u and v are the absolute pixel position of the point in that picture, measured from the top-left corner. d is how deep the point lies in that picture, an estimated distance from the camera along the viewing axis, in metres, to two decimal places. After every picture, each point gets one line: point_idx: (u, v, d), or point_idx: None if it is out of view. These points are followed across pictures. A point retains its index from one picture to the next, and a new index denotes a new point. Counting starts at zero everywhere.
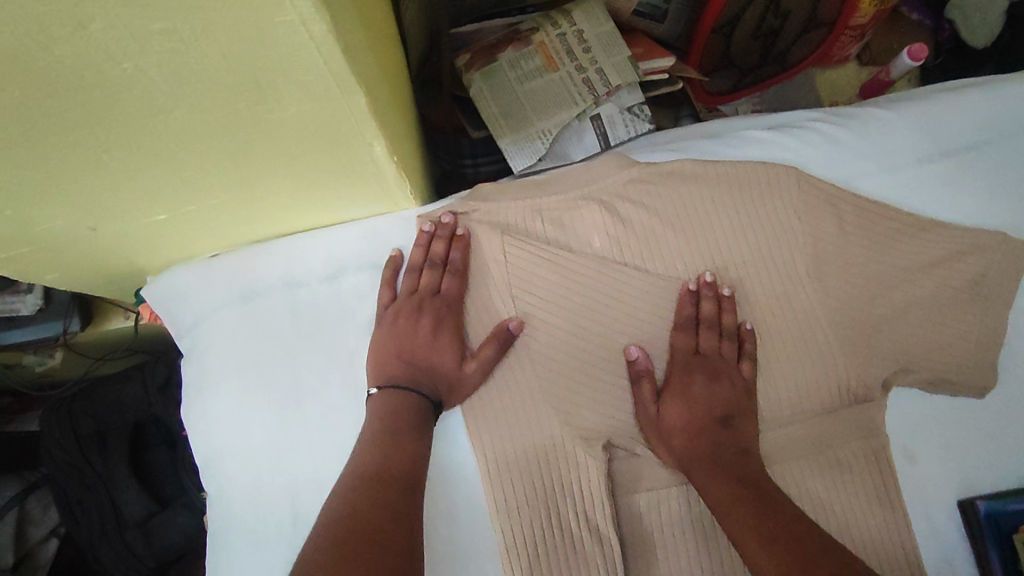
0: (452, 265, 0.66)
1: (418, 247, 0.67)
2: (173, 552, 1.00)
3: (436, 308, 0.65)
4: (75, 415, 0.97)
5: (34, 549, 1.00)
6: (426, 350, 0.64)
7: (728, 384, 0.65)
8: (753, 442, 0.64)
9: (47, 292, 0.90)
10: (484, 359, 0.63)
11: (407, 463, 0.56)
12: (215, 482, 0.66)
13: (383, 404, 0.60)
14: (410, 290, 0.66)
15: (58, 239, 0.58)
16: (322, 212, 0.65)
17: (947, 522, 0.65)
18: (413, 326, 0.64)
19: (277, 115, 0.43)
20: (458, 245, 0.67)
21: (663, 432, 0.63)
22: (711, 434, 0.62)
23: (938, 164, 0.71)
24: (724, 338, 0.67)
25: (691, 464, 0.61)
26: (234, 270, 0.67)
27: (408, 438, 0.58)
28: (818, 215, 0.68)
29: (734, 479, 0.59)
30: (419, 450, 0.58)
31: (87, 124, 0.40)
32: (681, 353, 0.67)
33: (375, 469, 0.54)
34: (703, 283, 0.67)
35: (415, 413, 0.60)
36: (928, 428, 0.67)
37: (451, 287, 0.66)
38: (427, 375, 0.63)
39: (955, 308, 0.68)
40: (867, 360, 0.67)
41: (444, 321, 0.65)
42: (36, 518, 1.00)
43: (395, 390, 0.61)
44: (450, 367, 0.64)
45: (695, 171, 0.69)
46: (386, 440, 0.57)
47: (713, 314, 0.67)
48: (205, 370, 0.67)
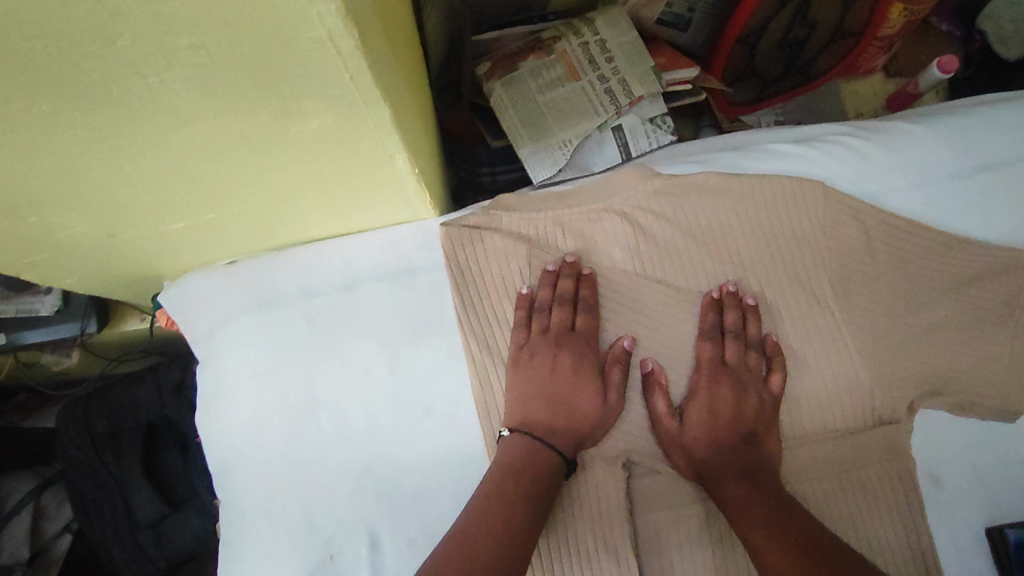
0: (583, 301, 0.66)
1: (545, 286, 0.66)
2: (184, 554, 1.01)
3: (573, 346, 0.65)
4: (91, 415, 0.97)
5: (47, 544, 1.01)
6: (568, 391, 0.64)
7: (755, 397, 0.64)
8: (775, 461, 0.63)
9: (66, 295, 0.91)
10: (615, 384, 0.64)
11: (512, 533, 0.54)
12: (229, 492, 0.66)
13: (517, 453, 0.60)
14: (542, 329, 0.66)
15: (77, 246, 0.58)
16: (343, 221, 0.65)
17: (973, 550, 0.63)
18: (549, 370, 0.64)
19: (299, 129, 0.43)
20: (587, 283, 0.66)
21: (685, 447, 0.62)
22: (733, 450, 0.62)
23: (969, 182, 0.69)
24: (750, 350, 0.66)
25: (713, 479, 0.61)
26: (253, 278, 0.67)
27: (520, 503, 0.57)
28: (844, 231, 0.67)
29: (756, 493, 0.58)
30: (530, 522, 0.56)
31: (111, 136, 0.40)
32: (707, 365, 0.65)
33: (476, 538, 0.53)
34: (726, 293, 0.66)
35: (547, 474, 0.60)
36: (956, 453, 0.65)
37: (586, 325, 0.65)
38: (569, 415, 0.63)
39: (983, 328, 0.66)
40: (895, 382, 0.65)
41: (583, 361, 0.65)
42: (50, 513, 1.01)
43: (534, 441, 0.61)
44: (594, 406, 0.64)
45: (718, 185, 0.68)
46: (495, 510, 0.55)
47: (737, 324, 0.66)
48: (221, 378, 0.67)
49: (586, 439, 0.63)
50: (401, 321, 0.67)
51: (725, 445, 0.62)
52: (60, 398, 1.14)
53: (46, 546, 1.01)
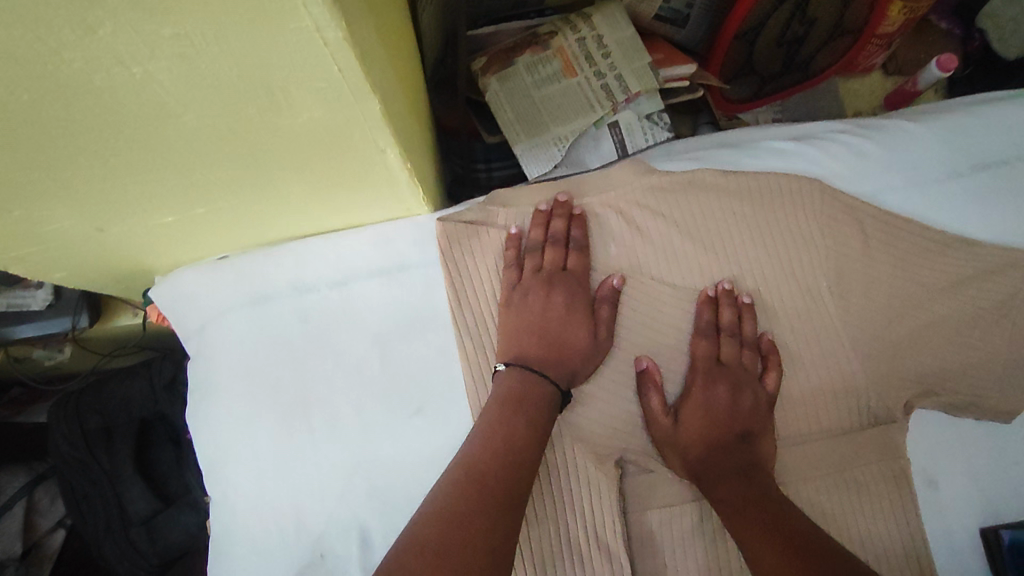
0: (575, 241, 0.66)
1: (537, 227, 0.67)
2: (176, 551, 0.99)
3: (565, 282, 0.65)
4: (83, 409, 0.97)
5: (42, 539, 1.00)
6: (558, 327, 0.64)
7: (751, 396, 0.64)
8: (770, 462, 0.62)
9: (58, 289, 0.90)
10: (606, 319, 0.64)
11: (514, 462, 0.56)
12: (219, 487, 0.65)
13: (511, 387, 0.61)
14: (534, 268, 0.65)
15: (66, 239, 0.57)
16: (336, 215, 0.64)
17: (968, 551, 0.63)
18: (541, 305, 0.64)
19: (288, 122, 0.42)
20: (579, 223, 0.66)
21: (679, 446, 0.62)
22: (727, 449, 0.62)
23: (968, 180, 0.69)
24: (746, 349, 0.65)
25: (706, 477, 0.61)
26: (244, 273, 0.66)
27: (521, 434, 0.58)
28: (841, 230, 0.67)
29: (749, 491, 0.58)
30: (532, 451, 0.58)
31: (95, 127, 0.39)
32: (702, 362, 0.65)
33: (484, 471, 0.54)
34: (722, 291, 0.66)
35: (540, 404, 0.60)
36: (951, 452, 0.65)
37: (578, 264, 0.65)
38: (560, 349, 0.63)
39: (979, 328, 0.65)
40: (891, 381, 0.65)
41: (574, 298, 0.64)
42: (44, 508, 1.01)
43: (528, 371, 0.61)
44: (585, 342, 0.63)
45: (715, 182, 0.67)
46: (501, 439, 0.57)
47: (733, 322, 0.65)
48: (212, 375, 0.66)
49: (577, 373, 0.63)
50: (394, 317, 0.66)
51: (718, 442, 0.62)
52: (51, 394, 1.13)
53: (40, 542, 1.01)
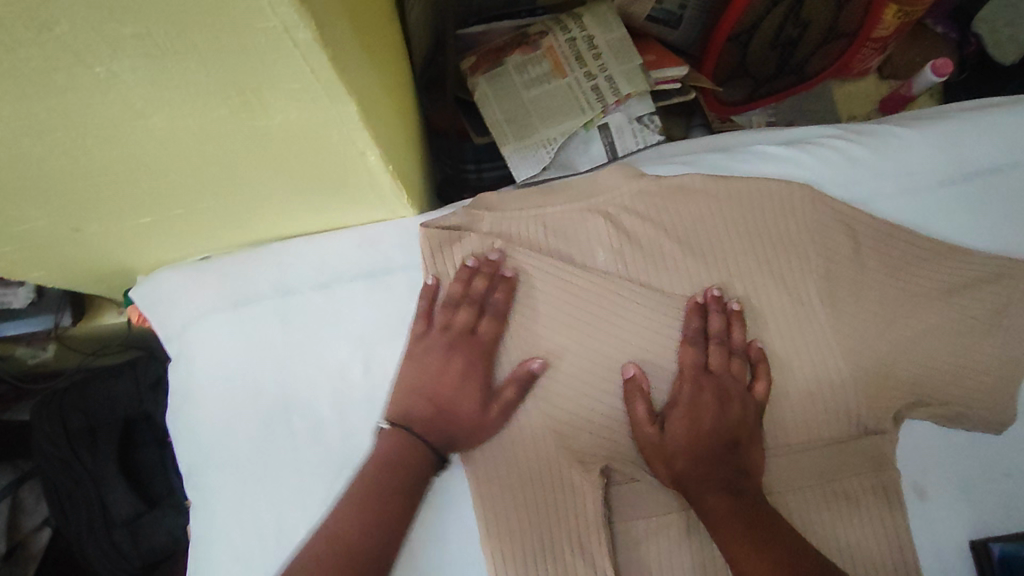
0: (492, 307, 0.63)
1: (458, 281, 0.64)
2: (159, 554, 0.98)
3: (468, 348, 0.63)
4: (66, 409, 0.96)
5: (27, 538, 0.99)
6: (449, 393, 0.61)
7: (739, 405, 0.62)
8: (757, 470, 0.61)
9: (40, 287, 0.89)
10: (504, 400, 0.62)
11: (383, 533, 0.55)
12: (198, 492, 0.64)
13: (383, 452, 0.59)
14: (443, 326, 0.63)
15: (40, 239, 0.56)
16: (318, 217, 0.63)
17: (957, 563, 0.62)
18: (437, 369, 0.62)
19: (263, 124, 0.41)
20: (503, 287, 0.64)
21: (665, 455, 0.61)
22: (715, 458, 0.60)
23: (961, 187, 0.68)
24: (734, 357, 0.64)
25: (692, 487, 0.59)
26: (227, 274, 0.66)
27: (393, 505, 0.57)
28: (832, 237, 0.66)
29: (736, 506, 0.57)
30: (400, 521, 0.57)
31: (63, 126, 0.38)
32: (689, 369, 0.63)
33: (356, 548, 0.53)
34: (710, 298, 0.64)
35: (415, 473, 0.59)
36: (941, 463, 0.64)
37: (488, 331, 0.63)
38: (446, 416, 0.61)
39: (971, 338, 0.64)
40: (880, 391, 0.64)
41: (474, 366, 0.62)
42: (29, 508, 1.00)
43: (408, 438, 0.60)
44: (473, 414, 0.61)
45: (706, 187, 0.67)
46: (371, 512, 0.55)
47: (721, 330, 0.64)
48: (193, 378, 0.65)
49: (455, 443, 0.61)
50: (379, 321, 0.65)
51: (705, 455, 0.60)
52: (37, 392, 1.12)
53: (25, 540, 1.00)
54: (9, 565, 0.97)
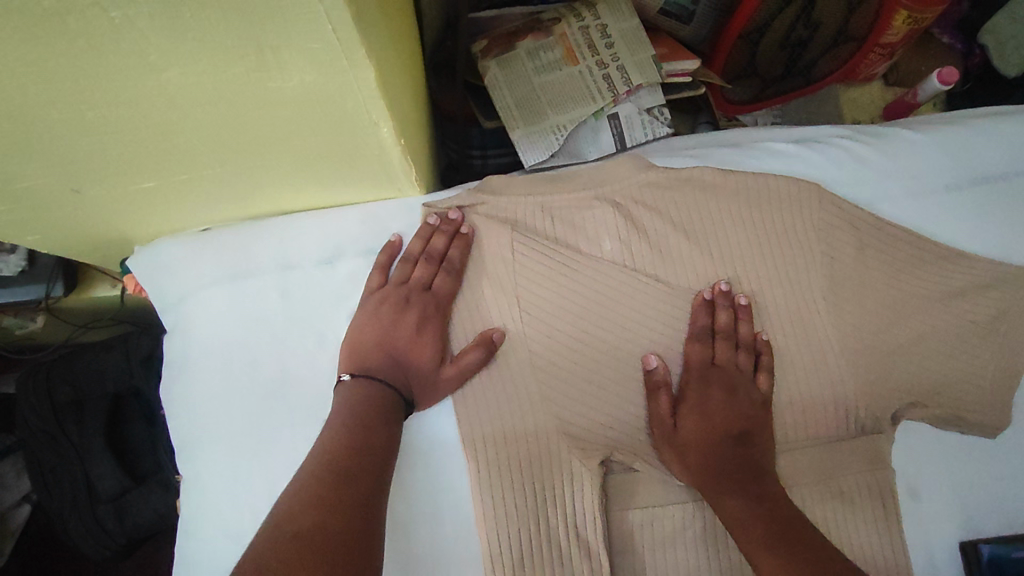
0: (449, 263, 0.64)
1: (418, 238, 0.64)
2: (144, 530, 0.97)
3: (423, 303, 0.63)
4: (53, 380, 0.95)
5: (6, 512, 0.99)
6: (405, 344, 0.61)
7: (746, 398, 0.62)
8: (767, 457, 0.60)
9: (31, 254, 0.87)
10: (465, 363, 0.61)
11: (377, 448, 0.54)
12: (191, 465, 0.63)
13: (352, 395, 0.57)
14: (400, 281, 0.64)
15: (38, 200, 0.55)
16: (321, 191, 0.62)
17: (950, 567, 0.61)
18: (399, 321, 0.61)
19: (279, 85, 0.41)
20: (459, 243, 0.64)
21: (679, 447, 0.60)
22: (727, 450, 0.59)
23: (968, 193, 0.67)
24: (741, 350, 0.63)
25: (705, 485, 0.58)
26: (227, 247, 0.65)
27: (381, 428, 0.56)
28: (837, 235, 0.65)
29: (759, 509, 0.55)
30: (388, 437, 0.56)
31: (70, 77, 0.38)
32: (696, 366, 0.63)
33: (344, 453, 0.52)
34: (718, 292, 0.64)
35: (383, 411, 0.57)
36: (937, 465, 0.63)
37: (443, 288, 0.64)
38: (403, 367, 0.61)
39: (971, 343, 0.64)
40: (881, 389, 0.63)
41: (428, 319, 0.63)
42: (9, 482, 0.99)
43: (371, 383, 0.58)
44: (426, 367, 0.61)
45: (714, 181, 0.66)
46: (358, 430, 0.54)
47: (729, 325, 0.63)
48: (189, 350, 0.65)
49: (415, 394, 0.61)
50: None
51: (715, 445, 0.59)
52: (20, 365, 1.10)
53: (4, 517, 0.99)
54: None
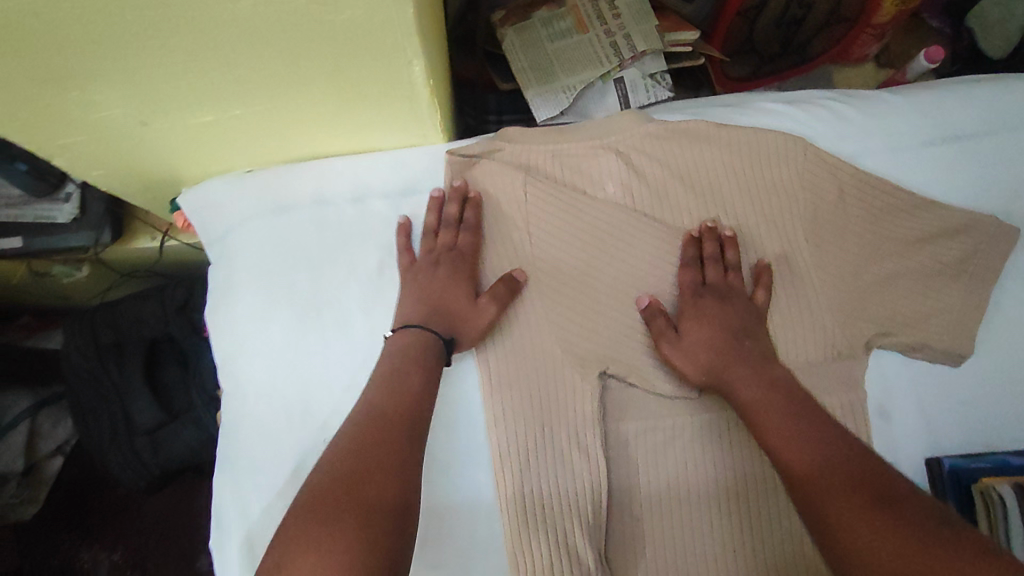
0: (466, 223, 0.71)
1: (431, 211, 0.71)
2: (178, 464, 1.06)
3: (452, 260, 0.69)
4: (97, 325, 1.03)
5: (43, 462, 1.15)
6: (440, 294, 0.68)
7: (740, 301, 0.69)
8: (771, 352, 0.67)
9: (83, 203, 0.94)
10: (494, 293, 0.67)
11: (415, 400, 0.60)
12: (232, 377, 0.71)
13: (391, 345, 0.64)
14: (427, 248, 0.70)
15: (110, 131, 0.62)
16: (355, 133, 0.70)
17: (914, 478, 0.68)
18: (432, 278, 0.68)
19: (331, 18, 0.48)
20: (471, 205, 0.71)
21: (686, 352, 0.66)
22: (731, 348, 0.66)
23: (940, 149, 0.74)
24: (729, 271, 0.70)
25: (718, 377, 0.65)
26: (270, 185, 0.72)
27: (416, 378, 0.61)
28: (820, 183, 0.72)
29: (772, 395, 0.62)
30: (424, 389, 0.61)
31: (162, 3, 0.45)
32: (689, 287, 0.70)
33: (380, 408, 0.58)
34: (705, 231, 0.71)
35: (421, 361, 0.63)
36: (904, 388, 0.70)
37: (465, 243, 0.70)
38: (436, 315, 0.67)
39: (940, 282, 0.70)
40: (855, 321, 0.70)
41: (459, 270, 0.69)
42: (47, 432, 1.14)
43: (411, 331, 0.65)
44: (463, 307, 0.67)
45: (709, 133, 0.73)
46: (397, 382, 0.60)
47: (716, 251, 0.70)
48: (233, 276, 0.72)
49: (456, 333, 0.66)
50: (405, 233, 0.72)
51: (718, 347, 0.66)
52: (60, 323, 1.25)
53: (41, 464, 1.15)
54: (26, 484, 1.13)
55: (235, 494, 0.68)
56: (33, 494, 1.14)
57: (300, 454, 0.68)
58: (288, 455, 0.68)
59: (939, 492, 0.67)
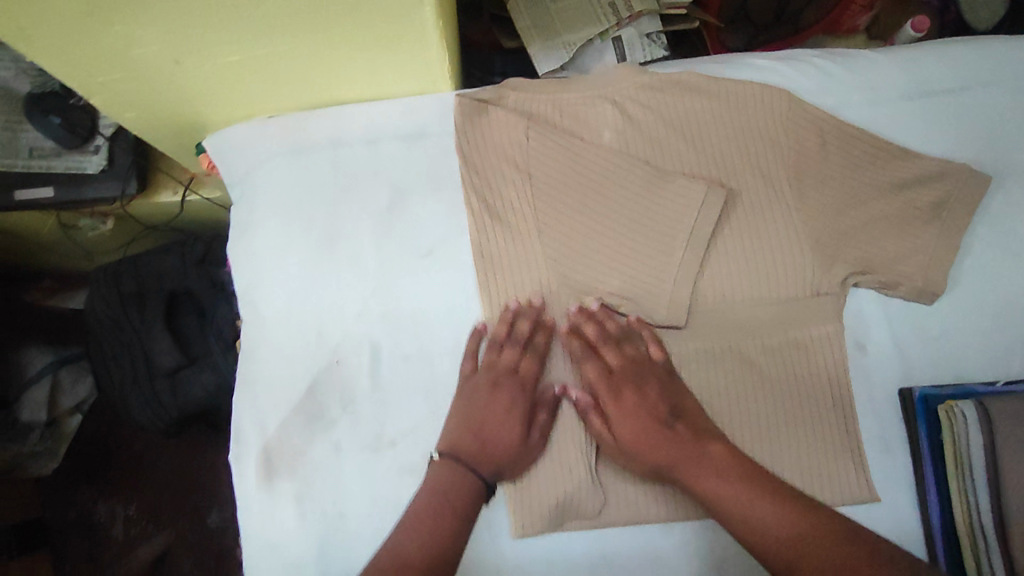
0: (535, 346, 0.73)
1: (502, 322, 0.73)
2: (195, 406, 1.10)
3: (513, 385, 0.71)
4: (120, 275, 1.10)
5: (62, 417, 1.19)
6: (494, 425, 0.69)
7: (655, 379, 0.71)
8: (699, 416, 0.70)
9: (111, 156, 1.00)
10: (541, 424, 0.71)
11: (445, 540, 0.62)
12: (251, 305, 0.76)
13: (443, 475, 0.66)
14: (489, 364, 0.72)
15: (145, 69, 0.68)
16: (369, 80, 0.75)
17: (888, 408, 0.74)
18: (488, 402, 0.70)
19: None
20: (543, 329, 0.73)
21: (625, 451, 0.69)
22: (659, 436, 0.68)
23: (917, 103, 0.79)
24: (624, 342, 0.72)
25: (664, 470, 0.67)
26: (289, 128, 0.78)
27: (447, 517, 0.64)
28: (803, 132, 0.76)
29: (723, 484, 0.63)
30: (450, 531, 0.63)
31: None
32: (601, 380, 0.71)
33: (404, 552, 0.60)
34: (587, 311, 0.73)
35: (462, 496, 0.66)
36: (880, 324, 0.75)
37: (530, 370, 0.72)
38: (490, 449, 0.69)
39: (915, 225, 0.75)
40: (834, 261, 0.74)
41: (518, 399, 0.71)
42: (68, 388, 1.19)
43: (458, 463, 0.67)
44: (513, 443, 0.69)
45: (698, 84, 0.78)
46: (429, 528, 0.62)
47: (599, 333, 0.72)
48: (254, 211, 0.78)
49: (502, 473, 0.69)
50: (414, 173, 0.77)
51: (656, 436, 0.68)
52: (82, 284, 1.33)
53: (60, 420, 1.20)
54: (48, 437, 1.17)
55: (252, 410, 0.73)
56: (53, 448, 1.19)
57: (313, 374, 0.73)
58: (302, 375, 0.73)
59: (920, 477, 0.72)
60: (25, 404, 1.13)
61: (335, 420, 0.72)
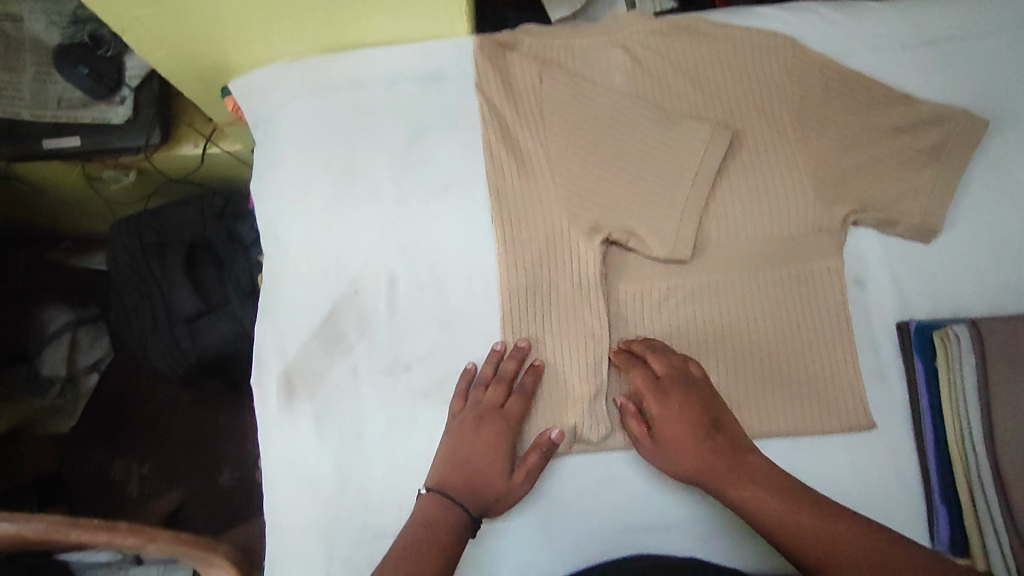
0: (521, 387, 0.73)
1: (488, 364, 0.73)
2: (213, 353, 1.13)
3: (500, 423, 0.71)
4: (143, 228, 1.14)
5: (79, 376, 1.20)
6: (478, 463, 0.70)
7: (700, 392, 0.71)
8: (738, 433, 0.70)
9: (136, 107, 1.04)
10: (528, 464, 0.70)
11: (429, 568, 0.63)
12: (273, 239, 0.80)
13: (429, 511, 0.67)
14: (476, 402, 0.72)
15: (176, 4, 0.71)
16: (389, 21, 0.78)
17: (884, 340, 0.77)
18: (474, 438, 0.71)
19: None
20: (530, 371, 0.73)
21: (670, 454, 0.69)
22: (706, 442, 0.68)
23: (918, 52, 0.81)
24: (673, 357, 0.72)
25: (703, 479, 0.68)
26: (311, 70, 0.81)
27: (430, 543, 0.65)
28: (807, 78, 0.79)
29: (766, 490, 0.65)
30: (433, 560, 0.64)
31: None
32: (645, 387, 0.71)
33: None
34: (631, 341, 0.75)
35: (448, 529, 0.66)
36: (879, 261, 0.78)
37: (514, 408, 0.72)
38: (477, 487, 0.69)
39: (915, 166, 0.77)
40: (835, 200, 0.77)
41: (502, 433, 0.71)
42: (84, 347, 1.21)
43: (443, 496, 0.68)
44: (498, 478, 0.70)
45: (705, 31, 0.81)
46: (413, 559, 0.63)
47: (648, 347, 0.73)
48: (277, 150, 0.81)
49: (487, 509, 0.69)
50: (432, 114, 0.80)
51: (699, 446, 0.68)
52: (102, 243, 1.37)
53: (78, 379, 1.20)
54: (67, 394, 1.18)
55: (275, 338, 0.77)
56: (71, 407, 1.19)
57: (334, 303, 0.76)
58: (323, 302, 0.76)
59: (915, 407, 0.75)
60: (44, 359, 1.14)
61: (353, 344, 0.76)
